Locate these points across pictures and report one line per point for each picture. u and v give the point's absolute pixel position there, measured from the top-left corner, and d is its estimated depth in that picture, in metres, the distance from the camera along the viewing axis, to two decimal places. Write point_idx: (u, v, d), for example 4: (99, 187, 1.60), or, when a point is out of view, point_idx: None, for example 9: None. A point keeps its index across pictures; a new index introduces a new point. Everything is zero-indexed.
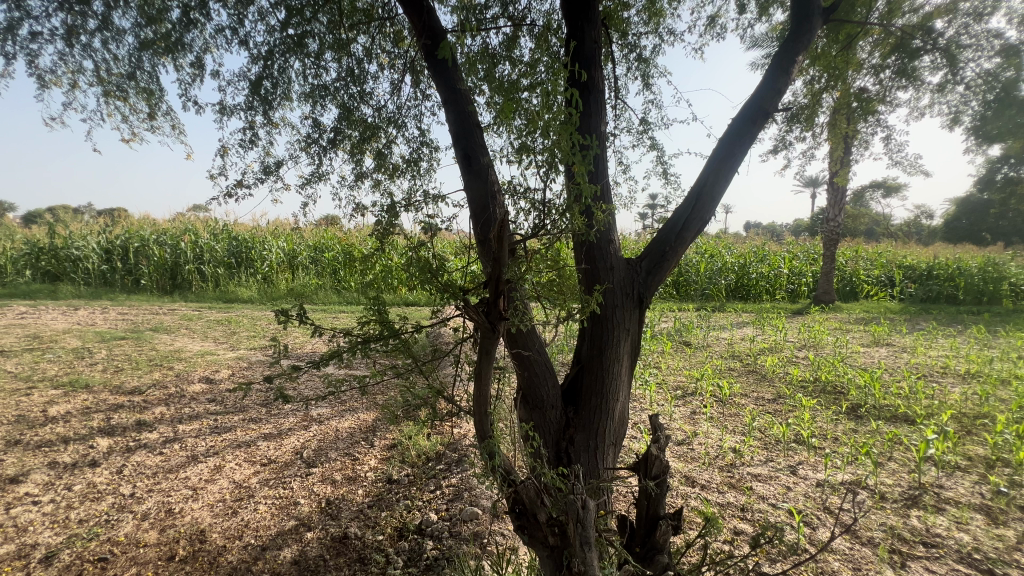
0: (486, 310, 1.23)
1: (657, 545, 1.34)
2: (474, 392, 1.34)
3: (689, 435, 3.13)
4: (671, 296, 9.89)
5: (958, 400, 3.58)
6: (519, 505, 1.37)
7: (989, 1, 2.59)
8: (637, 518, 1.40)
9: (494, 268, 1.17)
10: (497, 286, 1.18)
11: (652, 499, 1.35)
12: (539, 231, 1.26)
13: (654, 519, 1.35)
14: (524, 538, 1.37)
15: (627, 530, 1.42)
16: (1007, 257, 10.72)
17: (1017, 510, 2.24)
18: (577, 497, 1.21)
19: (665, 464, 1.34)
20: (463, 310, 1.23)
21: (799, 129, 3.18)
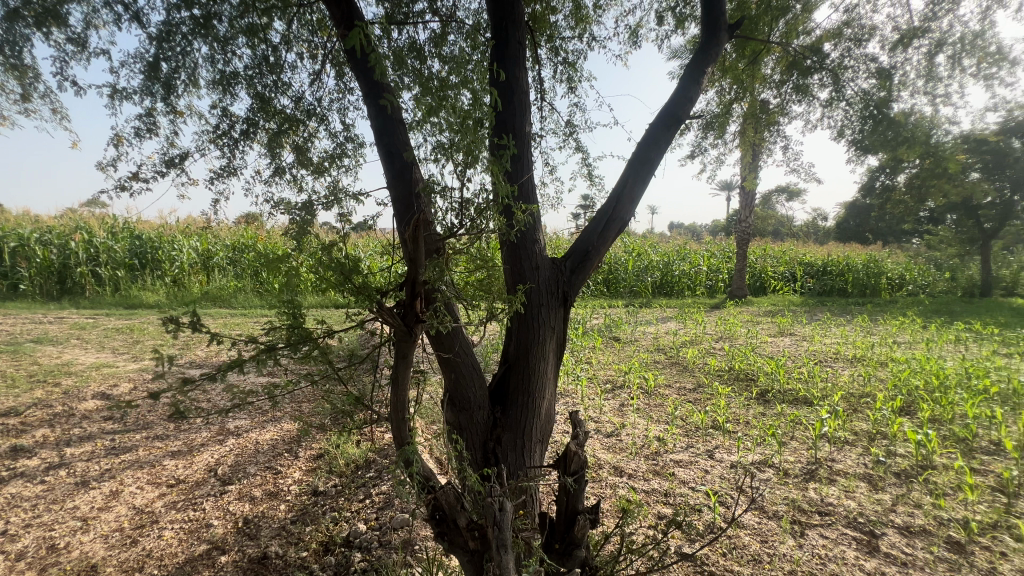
0: (402, 313, 1.25)
1: (575, 540, 1.36)
2: (390, 398, 1.31)
3: (618, 426, 3.27)
4: (602, 294, 10.25)
5: (846, 382, 4.04)
6: (440, 511, 1.37)
7: (866, 29, 2.93)
8: (557, 513, 1.42)
9: (411, 267, 1.22)
10: (414, 288, 1.20)
11: (571, 495, 1.37)
12: (456, 230, 1.24)
13: (573, 514, 1.38)
14: (444, 544, 1.36)
15: (547, 527, 1.44)
16: (885, 255, 12.26)
17: (892, 476, 2.57)
18: (496, 498, 1.12)
19: (584, 459, 1.37)
20: (377, 313, 1.23)
21: (713, 136, 3.43)
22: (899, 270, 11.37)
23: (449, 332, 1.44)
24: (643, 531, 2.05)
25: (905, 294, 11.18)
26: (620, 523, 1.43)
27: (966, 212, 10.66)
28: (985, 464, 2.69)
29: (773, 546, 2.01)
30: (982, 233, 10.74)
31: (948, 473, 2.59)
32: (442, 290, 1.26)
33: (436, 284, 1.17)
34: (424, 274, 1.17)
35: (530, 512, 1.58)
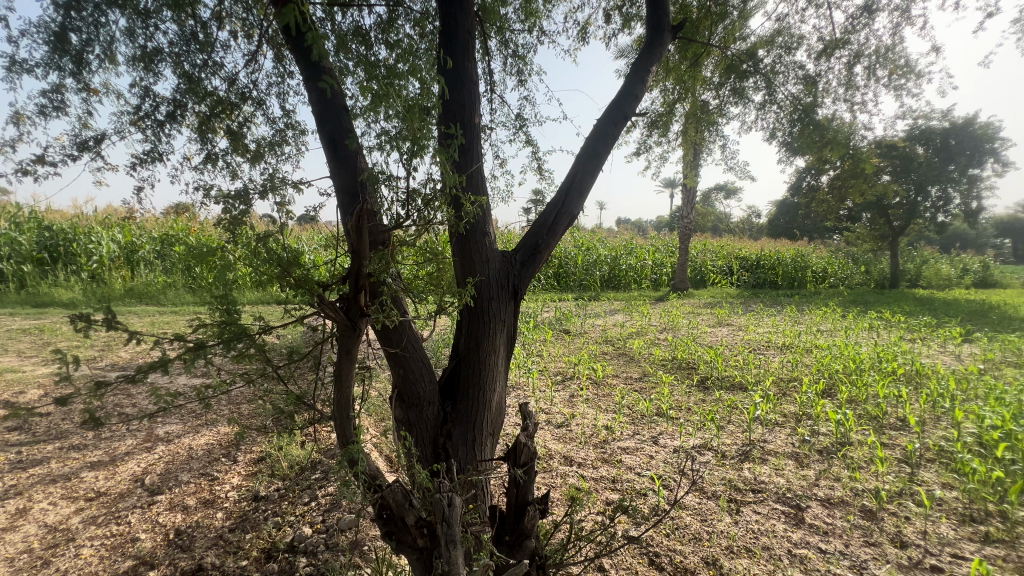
0: (345, 307, 1.19)
1: (525, 530, 1.37)
2: (334, 395, 1.27)
3: (568, 417, 3.33)
4: (553, 288, 10.40)
5: (776, 368, 4.35)
6: (387, 511, 1.33)
7: (795, 38, 3.13)
8: (507, 506, 1.43)
9: (354, 261, 1.17)
10: (357, 280, 1.16)
11: (521, 487, 1.39)
12: (401, 222, 1.20)
13: (523, 505, 1.39)
14: (392, 544, 1.33)
15: (496, 520, 1.45)
16: (810, 249, 13.25)
17: (815, 453, 2.79)
18: (444, 494, 1.12)
19: (533, 451, 1.38)
20: (318, 309, 1.15)
21: (658, 135, 3.56)
22: (823, 263, 12.32)
23: (397, 326, 1.41)
24: (591, 517, 2.12)
25: (827, 286, 12.16)
26: (570, 513, 1.45)
27: (878, 212, 11.72)
28: (892, 438, 2.98)
29: (712, 523, 2.13)
30: (892, 230, 11.86)
31: (862, 448, 2.85)
32: (388, 283, 1.23)
33: (381, 276, 1.14)
34: (368, 266, 1.13)
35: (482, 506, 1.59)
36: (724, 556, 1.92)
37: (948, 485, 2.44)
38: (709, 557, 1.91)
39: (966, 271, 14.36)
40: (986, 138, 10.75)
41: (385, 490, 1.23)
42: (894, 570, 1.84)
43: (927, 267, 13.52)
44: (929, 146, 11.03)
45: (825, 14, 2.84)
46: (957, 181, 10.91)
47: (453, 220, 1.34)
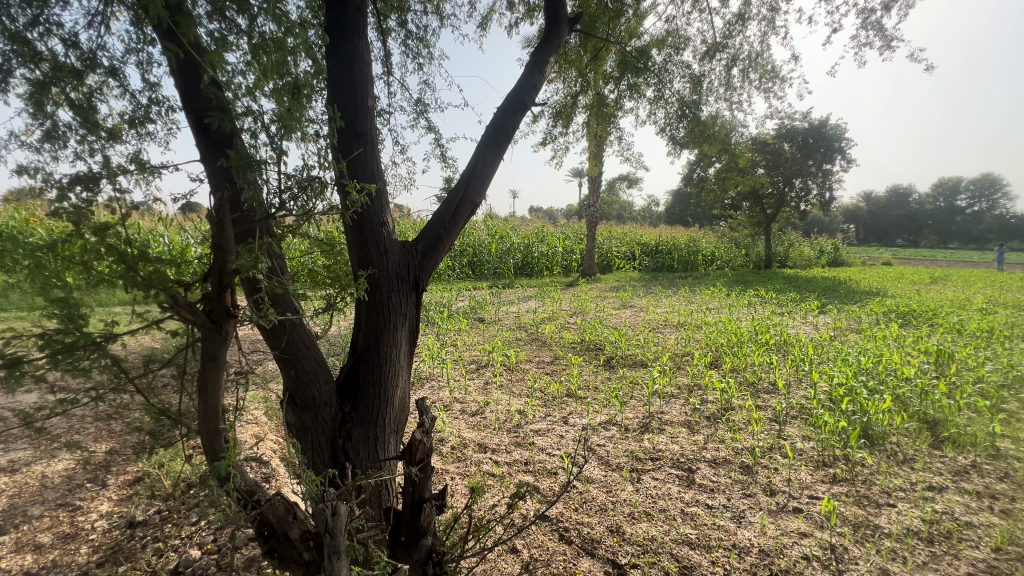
0: (207, 309, 1.07)
1: (421, 528, 1.35)
2: (200, 406, 1.14)
3: (482, 405, 3.36)
4: (467, 277, 10.37)
5: (673, 344, 4.75)
6: (268, 528, 1.23)
7: (682, 39, 3.37)
8: (404, 505, 1.40)
9: (218, 255, 1.03)
10: (221, 278, 1.03)
11: (417, 485, 1.35)
12: (281, 211, 1.14)
13: (419, 503, 1.36)
14: (276, 562, 1.23)
15: (392, 520, 1.41)
16: (700, 234, 14.56)
17: (704, 419, 3.10)
18: (327, 504, 1.06)
19: (429, 447, 1.36)
20: (172, 311, 1.01)
21: (563, 126, 3.66)
22: (711, 247, 13.63)
23: (281, 324, 1.31)
24: (504, 500, 2.16)
25: (715, 268, 13.48)
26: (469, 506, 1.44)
27: (755, 201, 13.19)
28: (765, 400, 3.40)
29: (616, 493, 2.28)
30: (765, 217, 13.42)
31: (741, 411, 3.22)
32: (261, 279, 1.13)
33: (250, 272, 1.05)
34: (234, 262, 1.03)
35: (381, 506, 1.53)
36: (627, 523, 2.06)
37: (807, 437, 2.85)
38: (613, 525, 2.04)
39: (822, 252, 16.72)
40: (836, 137, 12.51)
41: (264, 505, 1.15)
42: (766, 515, 2.11)
43: (792, 249, 15.53)
44: (794, 143, 12.62)
45: (707, 19, 3.08)
46: (815, 175, 12.60)
47: (339, 209, 1.28)
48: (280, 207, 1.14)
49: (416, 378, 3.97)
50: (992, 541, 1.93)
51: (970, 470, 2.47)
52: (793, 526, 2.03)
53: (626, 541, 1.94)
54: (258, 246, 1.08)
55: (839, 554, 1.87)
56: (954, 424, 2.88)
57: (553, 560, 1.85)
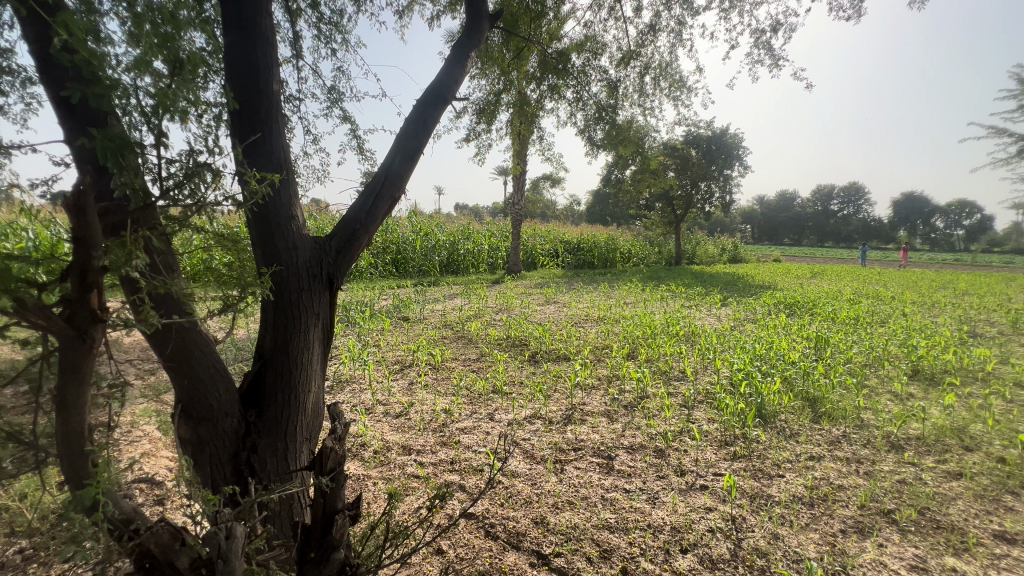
0: (67, 313, 0.93)
1: (333, 542, 1.24)
2: (60, 424, 0.98)
3: (406, 406, 3.27)
4: (391, 275, 10.07)
5: (593, 338, 4.95)
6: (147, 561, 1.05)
7: (600, 45, 3.51)
8: (313, 519, 1.28)
9: (80, 250, 0.90)
10: (84, 276, 0.90)
11: (328, 495, 1.26)
12: (168, 203, 1.05)
13: (330, 515, 1.26)
14: None
15: (300, 535, 1.28)
16: (618, 232, 15.33)
17: (622, 408, 3.27)
18: (220, 525, 0.95)
19: (341, 454, 1.28)
20: (20, 316, 0.87)
21: (487, 123, 3.66)
22: (628, 245, 14.40)
23: (166, 328, 1.16)
24: (426, 502, 2.12)
25: (631, 265, 14.28)
26: (387, 512, 1.36)
27: (666, 202, 14.15)
28: (676, 387, 3.66)
29: (540, 485, 2.33)
30: (675, 217, 14.43)
31: (655, 399, 3.43)
32: (137, 278, 1.00)
33: (122, 270, 0.93)
34: (101, 259, 0.92)
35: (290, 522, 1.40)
36: (551, 513, 2.11)
37: (711, 419, 3.10)
38: (538, 517, 2.08)
39: (723, 250, 18.33)
40: (734, 145, 13.76)
41: (142, 534, 0.99)
42: (677, 494, 2.27)
43: (699, 248, 16.88)
44: (699, 149, 13.69)
45: (622, 27, 3.23)
46: (717, 179, 13.78)
47: (238, 200, 1.20)
48: (163, 195, 1.03)
49: (335, 381, 3.77)
50: (859, 500, 2.23)
51: (841, 439, 2.84)
52: (700, 502, 2.21)
53: (550, 532, 1.99)
54: (133, 240, 0.96)
55: (738, 524, 2.05)
56: (829, 401, 3.29)
57: (478, 557, 1.85)
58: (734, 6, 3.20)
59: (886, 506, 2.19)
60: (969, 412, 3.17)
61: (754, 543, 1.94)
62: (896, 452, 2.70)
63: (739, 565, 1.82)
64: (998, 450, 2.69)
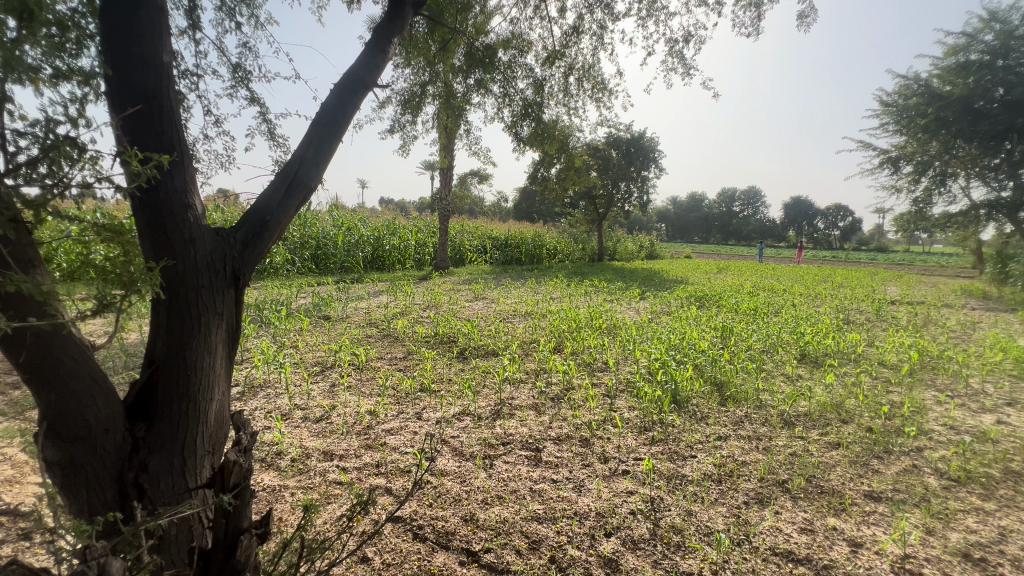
0: None
1: (237, 567, 1.14)
2: None
3: (328, 410, 3.09)
4: (310, 271, 9.51)
5: (521, 332, 5.01)
6: None
7: (526, 43, 3.54)
8: (213, 543, 1.17)
9: None
10: None
11: (232, 515, 1.17)
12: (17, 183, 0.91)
13: (235, 536, 1.17)
14: None
15: (199, 560, 1.17)
16: (545, 229, 15.64)
17: (549, 400, 3.34)
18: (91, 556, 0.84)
19: (246, 468, 1.19)
20: None
21: (412, 114, 3.56)
22: (554, 242, 14.75)
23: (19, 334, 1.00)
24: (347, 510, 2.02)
25: (557, 261, 14.68)
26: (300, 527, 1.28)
27: (590, 200, 14.67)
28: (599, 377, 3.82)
29: (469, 482, 2.31)
30: (598, 215, 15.05)
31: (581, 390, 3.55)
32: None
33: None
34: None
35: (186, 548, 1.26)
36: (480, 509, 2.11)
37: (633, 406, 3.27)
38: (467, 514, 2.06)
39: (642, 247, 19.43)
40: (651, 148, 14.59)
41: None
42: (601, 481, 2.36)
43: (619, 245, 17.75)
44: (620, 150, 14.35)
45: (546, 27, 3.29)
46: (635, 180, 14.53)
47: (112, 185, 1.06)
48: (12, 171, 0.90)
49: (247, 387, 3.48)
50: (759, 473, 2.47)
51: (744, 420, 3.11)
52: (623, 486, 2.32)
53: (480, 528, 1.99)
54: None
55: (656, 504, 2.18)
56: (734, 384, 3.61)
57: (406, 561, 1.80)
58: (649, 16, 3.39)
59: (781, 477, 2.44)
60: (845, 389, 3.63)
61: (671, 521, 2.07)
62: (788, 428, 3.02)
63: (658, 543, 1.93)
64: (867, 421, 3.09)
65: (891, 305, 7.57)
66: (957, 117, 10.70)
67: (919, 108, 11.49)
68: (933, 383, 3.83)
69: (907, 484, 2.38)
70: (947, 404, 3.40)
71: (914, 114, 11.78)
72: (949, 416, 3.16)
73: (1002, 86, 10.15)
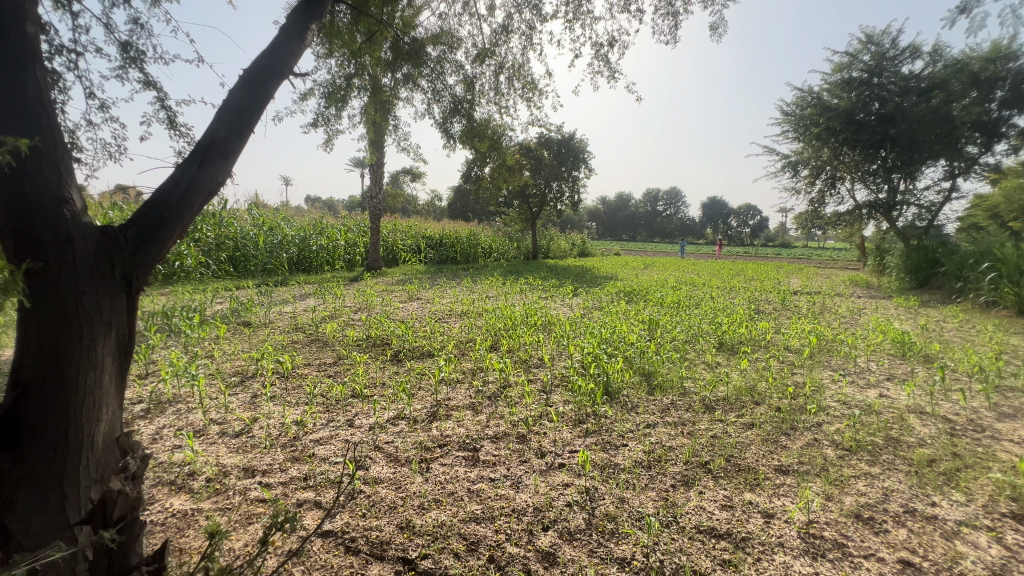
0: None
1: None
2: None
3: (248, 423, 2.87)
4: (227, 274, 8.79)
5: (457, 331, 4.97)
6: None
7: (456, 39, 3.50)
8: None
9: None
10: None
11: (119, 552, 1.20)
12: None
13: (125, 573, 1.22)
14: None
15: None
16: (480, 227, 15.59)
17: (486, 399, 3.33)
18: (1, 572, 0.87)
19: (130, 503, 1.22)
20: None
21: (337, 107, 3.41)
22: (489, 241, 14.77)
23: None
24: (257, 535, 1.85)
25: (492, 259, 14.71)
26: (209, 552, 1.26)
27: (523, 199, 14.83)
28: (536, 373, 3.87)
29: (405, 488, 2.25)
30: (531, 214, 15.28)
31: (517, 386, 3.58)
32: None
33: None
34: None
35: None
36: (416, 515, 2.05)
37: (568, 400, 3.35)
38: (403, 522, 2.00)
39: (574, 244, 20.01)
40: (581, 149, 15.02)
41: None
42: (538, 476, 2.39)
43: (552, 243, 18.15)
44: (551, 150, 14.63)
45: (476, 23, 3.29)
46: (567, 179, 14.91)
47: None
48: None
49: (152, 403, 3.13)
50: (685, 456, 2.62)
51: (670, 407, 3.29)
52: (559, 479, 2.36)
53: (416, 534, 1.93)
54: None
55: (591, 494, 2.25)
56: (660, 373, 3.81)
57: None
58: (576, 20, 3.49)
59: (703, 458, 2.60)
60: (757, 373, 3.95)
61: (605, 509, 2.13)
62: (709, 412, 3.24)
63: (593, 532, 1.98)
64: (776, 402, 3.39)
65: (794, 295, 8.37)
66: (843, 127, 11.99)
67: (812, 118, 12.74)
68: (829, 364, 4.28)
69: (809, 456, 2.64)
70: (840, 381, 3.82)
71: (809, 123, 13.04)
72: (842, 393, 3.55)
73: (877, 100, 11.50)
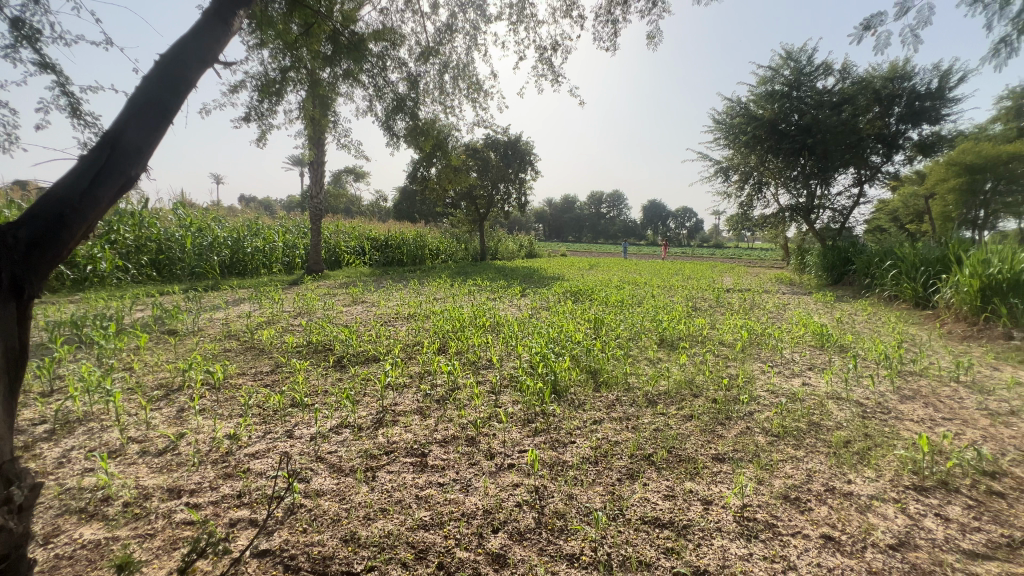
0: None
1: None
2: None
3: (174, 439, 2.64)
4: (149, 279, 8.09)
5: (404, 334, 4.85)
6: None
7: (398, 36, 3.42)
8: None
9: None
10: None
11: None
12: None
13: None
14: None
15: None
16: (427, 228, 15.36)
17: (434, 403, 3.28)
18: None
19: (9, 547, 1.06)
20: None
21: (271, 101, 3.23)
22: (436, 243, 14.59)
23: None
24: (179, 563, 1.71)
25: (440, 261, 14.54)
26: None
27: (470, 200, 14.75)
28: (484, 375, 3.85)
29: (349, 499, 2.15)
30: (479, 215, 15.24)
31: (466, 389, 3.54)
32: None
33: None
34: None
35: None
36: (362, 526, 1.97)
37: (517, 400, 3.36)
38: (347, 534, 1.92)
39: (522, 245, 20.19)
40: (527, 151, 15.17)
41: None
42: (487, 478, 2.37)
43: (500, 244, 18.22)
44: (497, 151, 14.66)
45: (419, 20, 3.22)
46: (513, 181, 15.00)
47: None
48: None
49: (58, 423, 2.81)
50: (630, 449, 2.70)
51: (615, 403, 3.38)
52: (508, 480, 2.36)
53: (361, 547, 1.85)
54: None
55: (540, 493, 2.26)
56: (605, 370, 3.91)
57: None
58: (519, 22, 3.52)
59: (647, 451, 2.70)
60: (695, 367, 4.16)
61: (554, 507, 2.15)
62: (652, 406, 3.36)
63: (543, 530, 2.00)
64: (713, 394, 3.57)
65: (727, 293, 8.89)
66: (767, 135, 12.90)
67: (740, 127, 13.59)
68: (758, 356, 4.58)
69: (743, 444, 2.80)
70: (768, 372, 4.09)
71: (737, 131, 13.86)
72: (770, 383, 3.81)
73: (796, 112, 12.41)
